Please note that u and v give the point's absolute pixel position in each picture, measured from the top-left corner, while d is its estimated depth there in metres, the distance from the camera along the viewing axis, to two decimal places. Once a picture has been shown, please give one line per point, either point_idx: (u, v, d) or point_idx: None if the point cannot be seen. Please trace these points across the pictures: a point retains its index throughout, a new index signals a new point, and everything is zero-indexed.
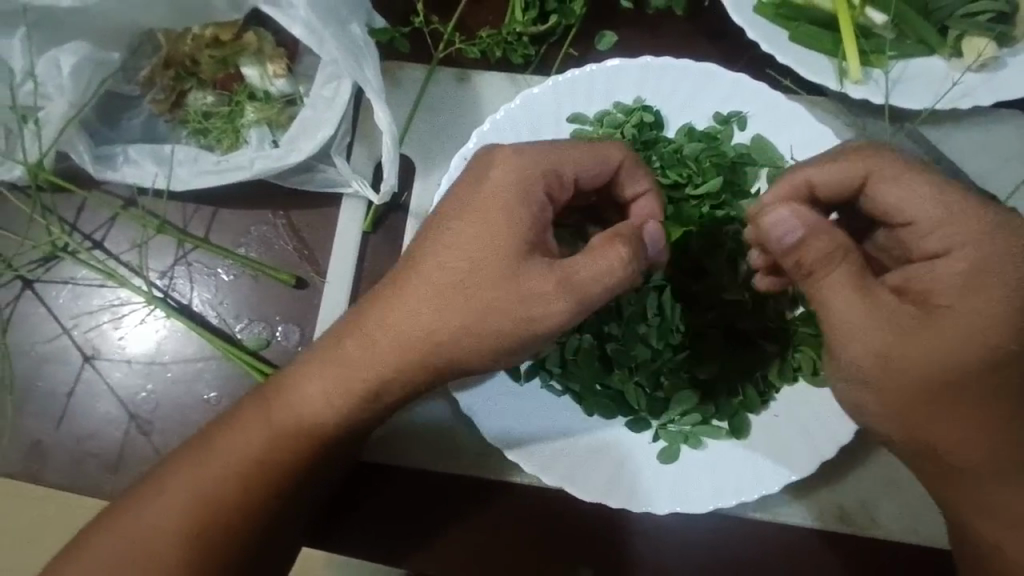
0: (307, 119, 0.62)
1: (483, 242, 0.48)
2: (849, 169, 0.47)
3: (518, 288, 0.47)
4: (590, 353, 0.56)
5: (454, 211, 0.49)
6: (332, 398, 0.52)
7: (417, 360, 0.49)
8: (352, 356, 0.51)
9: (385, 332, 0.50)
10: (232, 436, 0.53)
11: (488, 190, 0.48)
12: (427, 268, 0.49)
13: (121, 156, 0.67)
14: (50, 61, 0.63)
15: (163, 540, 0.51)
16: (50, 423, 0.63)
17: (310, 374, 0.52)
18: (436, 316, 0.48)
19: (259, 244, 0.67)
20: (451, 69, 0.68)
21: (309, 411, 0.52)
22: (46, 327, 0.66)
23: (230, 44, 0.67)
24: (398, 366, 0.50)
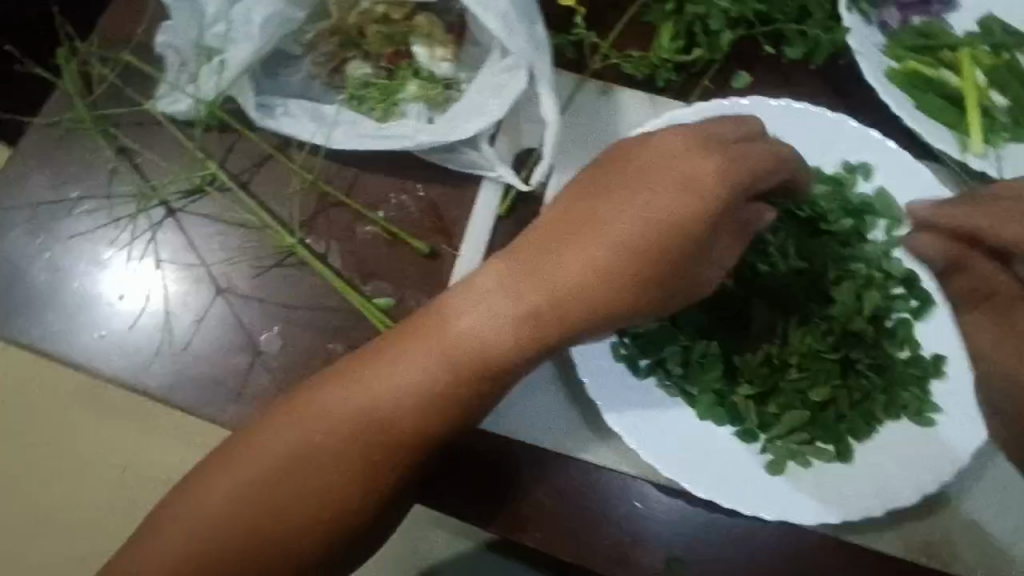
0: (472, 103, 0.67)
1: (666, 205, 0.54)
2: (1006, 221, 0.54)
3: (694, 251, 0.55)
4: (714, 359, 0.60)
5: (635, 174, 0.56)
6: (491, 333, 0.54)
7: (591, 306, 0.53)
8: (532, 294, 0.53)
9: (562, 278, 0.53)
10: (394, 370, 0.55)
11: (661, 161, 0.55)
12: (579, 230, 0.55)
13: (279, 108, 0.70)
14: (242, 10, 0.67)
15: (317, 462, 0.55)
16: (180, 346, 0.67)
17: (478, 313, 0.54)
18: (613, 264, 0.54)
19: (395, 209, 0.70)
20: (597, 82, 0.73)
21: (469, 345, 0.54)
22: (184, 256, 0.70)
23: (400, 24, 0.72)
24: (568, 309, 0.54)
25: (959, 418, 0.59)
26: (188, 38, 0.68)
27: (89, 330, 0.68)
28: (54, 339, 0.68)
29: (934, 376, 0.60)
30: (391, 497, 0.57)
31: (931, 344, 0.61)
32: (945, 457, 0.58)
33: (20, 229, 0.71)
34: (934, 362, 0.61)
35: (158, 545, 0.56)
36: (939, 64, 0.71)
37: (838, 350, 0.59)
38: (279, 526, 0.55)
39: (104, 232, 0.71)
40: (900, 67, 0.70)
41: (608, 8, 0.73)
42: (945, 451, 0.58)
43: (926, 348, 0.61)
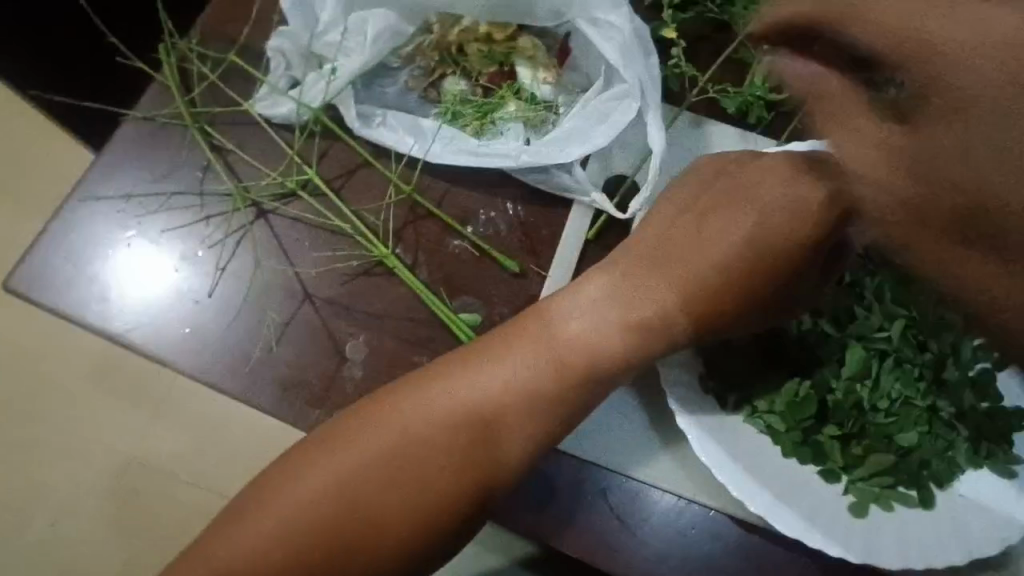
0: (577, 128, 0.68)
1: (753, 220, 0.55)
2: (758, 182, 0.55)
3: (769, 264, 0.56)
4: (809, 397, 0.60)
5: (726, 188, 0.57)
6: (596, 343, 0.56)
7: (695, 309, 0.55)
8: (644, 299, 0.55)
9: (668, 278, 0.55)
10: (494, 369, 0.56)
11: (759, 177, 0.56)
12: (709, 228, 0.56)
13: (378, 119, 0.71)
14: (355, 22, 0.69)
15: (399, 469, 0.54)
16: (264, 348, 0.67)
17: (585, 319, 0.56)
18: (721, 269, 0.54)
19: (486, 224, 0.71)
20: (689, 114, 0.75)
21: (577, 352, 0.56)
22: (272, 257, 0.70)
23: (502, 43, 0.73)
24: (676, 312, 0.55)
25: None
26: (299, 43, 0.68)
27: (172, 326, 0.68)
28: (139, 333, 0.68)
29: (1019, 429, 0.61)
30: (470, 513, 0.56)
31: None
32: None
33: (109, 220, 0.70)
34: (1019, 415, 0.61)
35: (239, 534, 0.54)
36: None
37: (927, 397, 0.60)
38: (352, 533, 0.53)
39: (194, 228, 0.70)
40: None
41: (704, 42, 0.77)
42: None
43: None
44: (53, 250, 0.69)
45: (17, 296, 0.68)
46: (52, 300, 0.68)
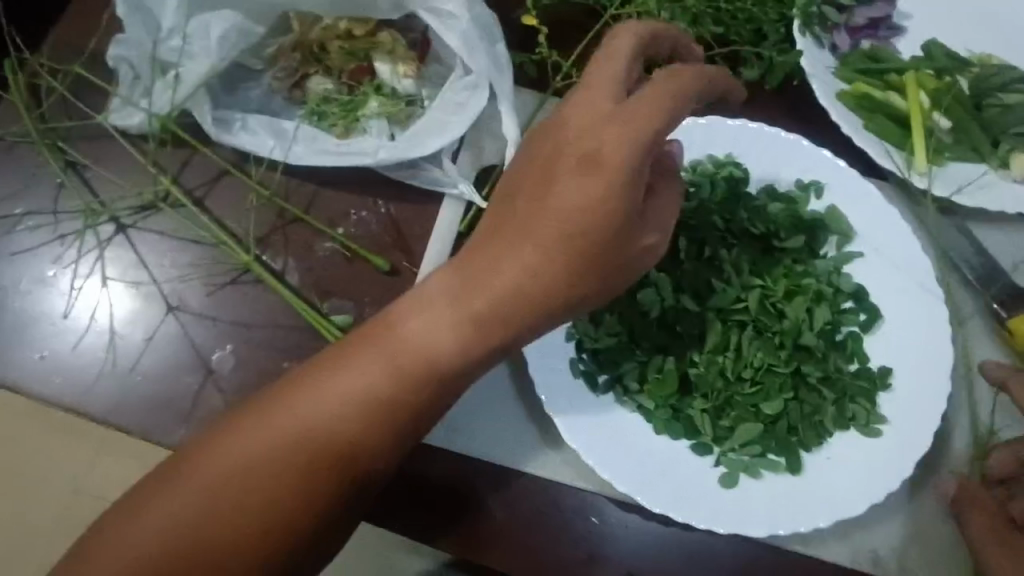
0: (435, 118, 0.67)
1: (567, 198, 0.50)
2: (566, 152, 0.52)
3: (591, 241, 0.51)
4: (673, 373, 0.60)
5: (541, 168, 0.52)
6: (436, 337, 0.51)
7: (514, 309, 0.51)
8: (474, 300, 0.51)
9: (492, 276, 0.51)
10: (331, 385, 0.52)
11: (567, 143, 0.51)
12: (526, 208, 0.51)
13: (238, 123, 0.69)
14: (201, 24, 0.66)
15: (233, 505, 0.50)
16: (126, 367, 0.64)
17: (425, 316, 0.52)
18: (540, 260, 0.50)
19: (357, 224, 0.70)
20: (559, 100, 0.74)
21: (418, 350, 0.52)
22: (134, 273, 0.67)
23: (363, 39, 0.72)
24: (504, 313, 0.51)
25: (903, 428, 0.61)
26: (142, 50, 0.66)
27: (27, 351, 0.64)
28: None
29: (880, 389, 0.62)
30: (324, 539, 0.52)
31: (877, 356, 0.64)
32: (893, 468, 0.59)
33: None
34: (880, 375, 0.63)
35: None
36: (886, 88, 0.74)
37: (790, 364, 0.61)
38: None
39: (50, 248, 0.68)
40: (850, 89, 0.72)
41: (570, 28, 0.76)
42: (892, 463, 0.59)
43: (873, 361, 0.64)
44: None
45: None
46: None
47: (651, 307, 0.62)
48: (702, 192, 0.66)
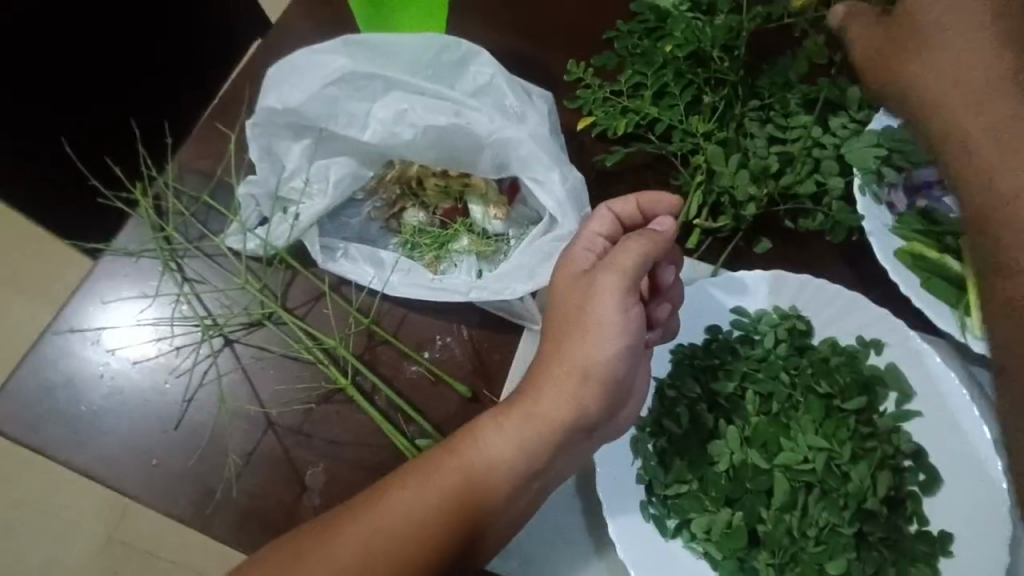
0: (521, 265, 0.73)
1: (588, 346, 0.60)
2: (581, 301, 0.61)
3: (610, 374, 0.61)
4: (741, 527, 0.63)
5: (561, 315, 0.61)
6: (514, 450, 0.61)
7: (539, 440, 0.61)
8: (508, 430, 0.61)
9: (534, 411, 0.61)
10: (378, 517, 0.58)
11: (568, 296, 0.61)
12: (555, 357, 0.61)
13: (340, 250, 0.77)
14: (321, 168, 0.74)
15: None
16: (230, 477, 0.70)
17: (481, 435, 0.61)
18: (569, 400, 0.61)
19: (441, 349, 0.75)
20: None
21: (497, 466, 0.60)
22: (239, 386, 0.73)
23: (457, 180, 0.78)
24: (533, 444, 0.61)
25: None
26: (267, 188, 0.74)
27: (140, 458, 0.71)
28: (106, 466, 0.70)
29: (942, 555, 0.64)
30: None
31: (939, 520, 0.65)
32: None
33: (83, 352, 0.74)
34: (941, 539, 0.64)
35: None
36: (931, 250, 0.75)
37: (853, 524, 0.63)
38: None
39: (165, 359, 0.74)
40: (908, 248, 0.76)
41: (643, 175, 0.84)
42: None
43: (933, 524, 0.65)
44: (24, 387, 0.72)
45: None
46: (19, 434, 0.71)
47: (720, 457, 0.66)
48: (766, 343, 0.71)
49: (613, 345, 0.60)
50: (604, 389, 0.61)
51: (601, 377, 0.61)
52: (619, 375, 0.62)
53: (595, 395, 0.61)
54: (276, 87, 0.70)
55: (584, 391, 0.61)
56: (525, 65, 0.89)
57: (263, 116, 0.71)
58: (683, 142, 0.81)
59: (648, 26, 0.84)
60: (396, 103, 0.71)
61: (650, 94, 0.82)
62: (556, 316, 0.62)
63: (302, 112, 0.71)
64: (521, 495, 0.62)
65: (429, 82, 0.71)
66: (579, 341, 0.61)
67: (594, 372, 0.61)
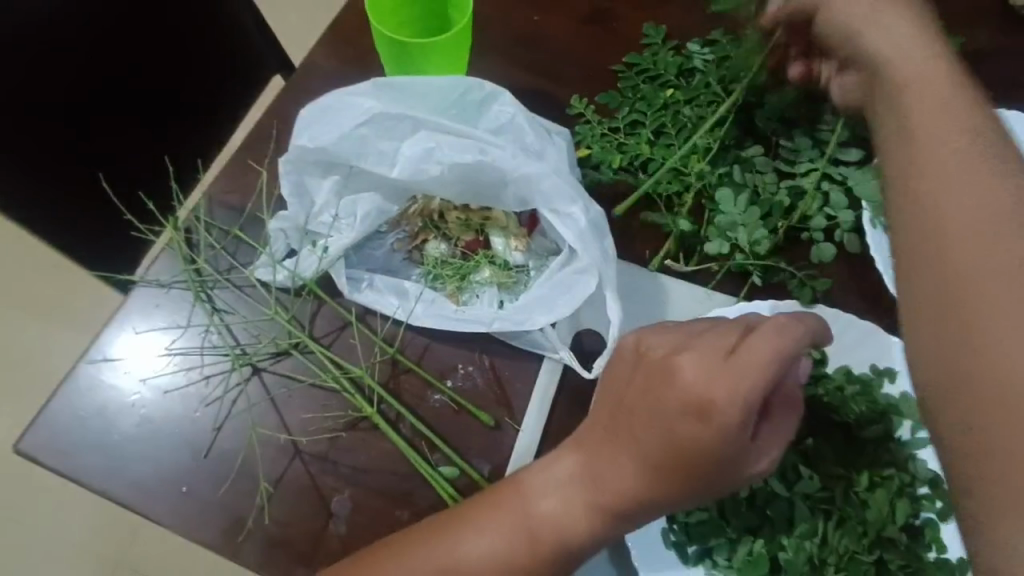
0: (543, 297, 0.75)
1: (677, 444, 0.54)
2: (674, 392, 0.54)
3: (703, 472, 0.55)
4: (761, 556, 0.64)
5: (646, 392, 0.57)
6: (579, 511, 0.60)
7: (610, 508, 0.59)
8: (581, 491, 0.60)
9: (608, 480, 0.59)
10: (414, 557, 0.61)
11: (663, 383, 0.55)
12: (638, 434, 0.57)
13: (366, 280, 0.80)
14: (349, 204, 0.77)
15: None
16: (257, 504, 0.71)
17: (544, 492, 0.61)
18: (652, 482, 0.57)
19: (463, 378, 0.77)
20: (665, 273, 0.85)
21: (553, 527, 0.60)
22: (268, 414, 0.75)
23: (478, 214, 0.82)
24: (600, 514, 0.59)
25: None
26: (297, 222, 0.77)
27: (170, 486, 0.72)
28: (137, 493, 0.72)
29: None
30: None
31: (956, 547, 0.66)
32: None
33: (116, 382, 0.76)
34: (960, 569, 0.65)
35: None
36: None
37: (871, 551, 0.64)
38: None
39: (195, 388, 0.76)
40: None
41: (643, 205, 0.89)
42: None
43: (952, 552, 0.66)
44: (59, 416, 0.74)
45: (23, 456, 0.73)
46: (53, 462, 0.73)
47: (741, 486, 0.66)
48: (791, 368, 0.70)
49: (711, 447, 0.53)
50: (693, 480, 0.55)
51: (692, 470, 0.55)
52: (713, 472, 0.55)
53: (682, 484, 0.56)
54: (307, 126, 0.73)
55: (666, 480, 0.56)
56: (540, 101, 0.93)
57: (296, 154, 0.73)
58: (675, 179, 0.88)
59: (648, 73, 0.94)
60: (422, 141, 0.73)
61: (647, 134, 0.91)
62: (642, 390, 0.57)
63: (331, 151, 0.74)
64: (580, 554, 0.61)
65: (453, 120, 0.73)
66: (667, 429, 0.55)
67: (679, 465, 0.55)
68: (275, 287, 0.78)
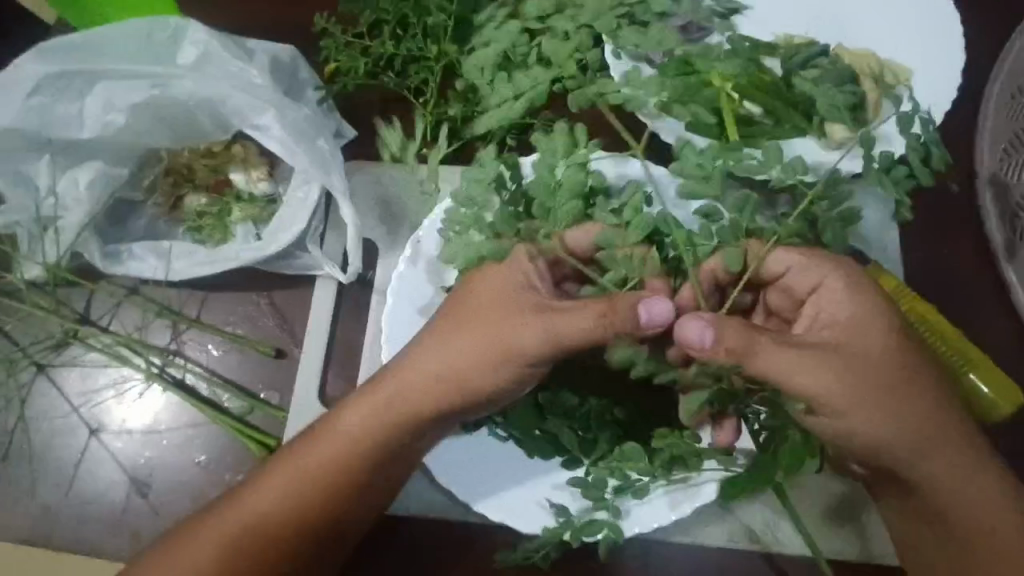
0: (286, 215, 0.75)
1: (471, 343, 0.59)
2: (477, 313, 0.59)
3: (497, 338, 0.57)
4: (526, 402, 0.64)
5: (458, 323, 0.59)
6: (359, 436, 0.61)
7: (410, 420, 0.61)
8: (370, 410, 0.62)
9: (392, 393, 0.61)
10: (238, 510, 0.62)
11: (474, 295, 0.59)
12: (436, 345, 0.60)
13: (126, 252, 0.77)
14: (70, 178, 0.76)
15: None
16: (60, 491, 0.72)
17: (344, 416, 0.62)
18: (449, 377, 0.59)
19: (246, 321, 0.77)
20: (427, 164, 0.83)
21: (346, 449, 0.62)
22: (57, 405, 0.75)
23: (221, 155, 0.79)
24: (396, 431, 0.61)
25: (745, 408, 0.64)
26: (28, 211, 0.74)
27: None
28: None
29: None
30: None
31: None
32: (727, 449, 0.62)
33: None
34: None
35: None
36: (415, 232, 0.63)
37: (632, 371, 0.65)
38: None
39: None
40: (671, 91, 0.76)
41: (395, 107, 0.86)
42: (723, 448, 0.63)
43: None
44: None
45: None
46: None
47: None
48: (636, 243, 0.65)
49: (495, 340, 0.58)
50: (473, 362, 0.59)
51: (467, 355, 0.59)
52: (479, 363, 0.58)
53: (471, 370, 0.59)
54: None
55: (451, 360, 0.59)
56: (274, 29, 0.89)
57: None
58: (421, 67, 0.83)
59: None
60: (101, 94, 0.73)
61: (388, 30, 0.83)
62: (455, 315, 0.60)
63: (26, 130, 0.73)
64: (382, 475, 0.63)
65: (127, 62, 0.73)
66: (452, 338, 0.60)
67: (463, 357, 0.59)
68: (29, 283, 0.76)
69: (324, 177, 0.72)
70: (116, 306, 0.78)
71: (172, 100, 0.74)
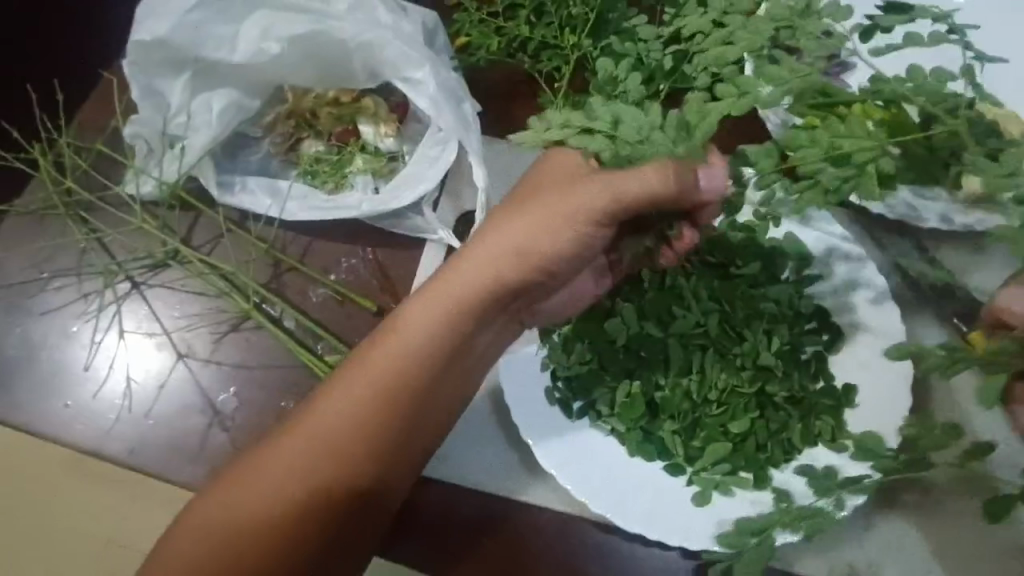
0: (410, 174, 0.74)
1: (536, 215, 0.60)
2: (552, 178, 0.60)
3: (561, 211, 0.58)
4: (636, 399, 0.63)
5: (526, 199, 0.60)
6: (429, 328, 0.60)
7: (481, 296, 0.61)
8: (443, 296, 0.61)
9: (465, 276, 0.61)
10: (308, 419, 0.58)
11: (548, 170, 0.60)
12: (507, 218, 0.61)
13: (239, 185, 0.77)
14: (203, 101, 0.76)
15: (255, 508, 0.56)
16: (141, 410, 0.70)
17: (409, 314, 0.61)
18: (516, 250, 0.60)
19: (347, 273, 0.76)
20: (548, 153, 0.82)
21: (414, 339, 0.60)
22: (149, 325, 0.74)
23: (348, 105, 0.78)
24: (470, 308, 0.61)
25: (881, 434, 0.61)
26: (155, 128, 0.75)
27: (55, 402, 0.71)
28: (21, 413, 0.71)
29: (846, 406, 0.63)
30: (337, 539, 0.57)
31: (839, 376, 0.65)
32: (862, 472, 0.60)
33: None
34: (845, 391, 0.63)
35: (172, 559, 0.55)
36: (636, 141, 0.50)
37: (754, 384, 0.62)
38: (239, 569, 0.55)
39: (75, 308, 0.75)
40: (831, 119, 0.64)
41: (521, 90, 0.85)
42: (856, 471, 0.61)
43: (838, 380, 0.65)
44: None
45: None
46: None
47: (617, 335, 0.64)
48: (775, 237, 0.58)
49: (556, 209, 0.59)
50: (542, 232, 0.60)
51: (538, 224, 0.60)
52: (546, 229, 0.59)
53: (542, 239, 0.60)
54: (144, 21, 0.71)
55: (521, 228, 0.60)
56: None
57: (136, 52, 0.71)
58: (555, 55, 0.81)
59: None
60: (261, 21, 0.73)
61: (526, 15, 0.82)
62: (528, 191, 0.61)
63: (171, 45, 0.72)
64: (454, 363, 0.62)
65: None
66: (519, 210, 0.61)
67: (527, 222, 0.60)
68: (139, 197, 0.75)
69: (468, 146, 0.71)
70: (219, 236, 0.77)
71: (334, 39, 0.74)
